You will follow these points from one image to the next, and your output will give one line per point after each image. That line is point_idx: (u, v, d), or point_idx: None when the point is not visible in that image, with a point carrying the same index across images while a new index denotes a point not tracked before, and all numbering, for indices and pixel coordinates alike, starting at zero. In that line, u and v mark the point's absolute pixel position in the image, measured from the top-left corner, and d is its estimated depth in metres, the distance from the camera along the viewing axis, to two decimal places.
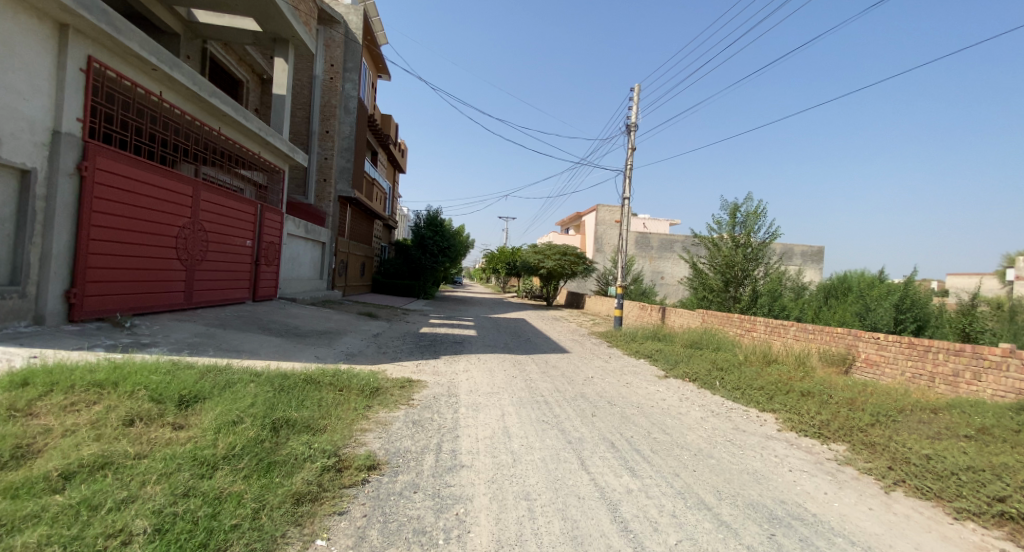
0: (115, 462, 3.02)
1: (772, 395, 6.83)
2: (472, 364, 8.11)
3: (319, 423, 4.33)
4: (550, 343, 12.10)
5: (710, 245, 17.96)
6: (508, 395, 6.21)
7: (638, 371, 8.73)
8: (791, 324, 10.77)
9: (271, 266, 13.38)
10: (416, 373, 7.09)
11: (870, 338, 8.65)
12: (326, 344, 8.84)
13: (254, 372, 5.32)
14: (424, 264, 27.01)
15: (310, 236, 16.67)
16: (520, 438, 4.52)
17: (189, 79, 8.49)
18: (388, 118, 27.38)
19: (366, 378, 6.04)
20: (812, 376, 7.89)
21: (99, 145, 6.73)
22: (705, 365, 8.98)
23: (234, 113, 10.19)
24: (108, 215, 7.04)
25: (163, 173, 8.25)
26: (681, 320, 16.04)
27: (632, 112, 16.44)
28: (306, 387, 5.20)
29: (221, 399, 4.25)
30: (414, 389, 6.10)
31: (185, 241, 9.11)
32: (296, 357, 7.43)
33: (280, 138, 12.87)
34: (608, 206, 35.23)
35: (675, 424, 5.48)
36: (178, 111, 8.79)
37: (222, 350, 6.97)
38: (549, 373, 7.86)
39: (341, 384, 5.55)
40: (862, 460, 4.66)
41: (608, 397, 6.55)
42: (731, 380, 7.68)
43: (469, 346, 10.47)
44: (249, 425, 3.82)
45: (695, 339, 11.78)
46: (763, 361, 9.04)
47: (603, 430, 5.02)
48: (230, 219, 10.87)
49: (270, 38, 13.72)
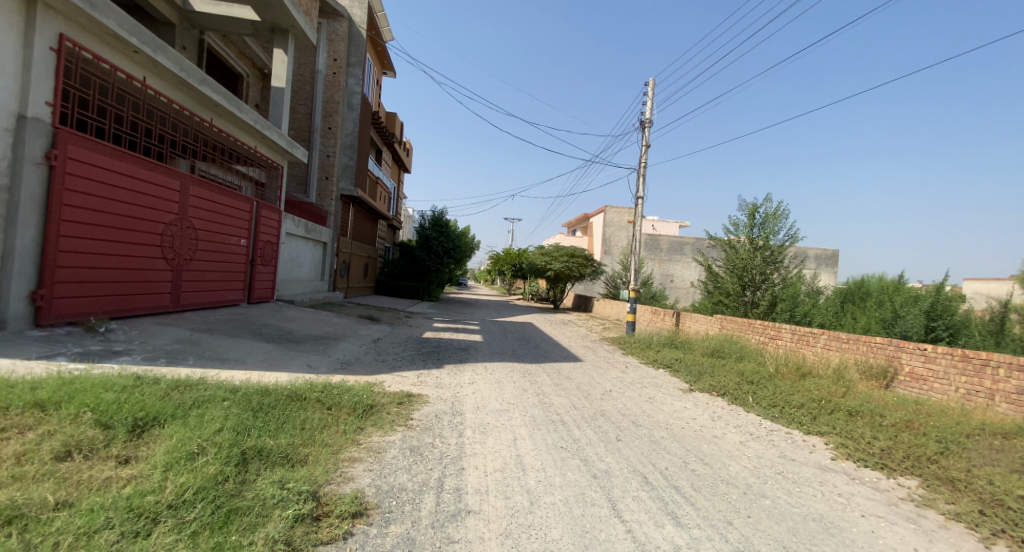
0: (28, 517, 2.34)
1: (816, 414, 6.08)
2: (479, 375, 7.42)
3: (300, 453, 3.65)
4: (561, 350, 11.37)
5: (727, 248, 17.16)
6: (519, 413, 5.50)
7: (659, 384, 7.97)
8: (822, 332, 9.96)
9: (267, 265, 12.74)
10: (417, 385, 6.39)
11: (915, 349, 7.82)
12: (322, 351, 8.19)
13: (230, 387, 4.64)
14: (429, 266, 26.40)
15: (310, 236, 16.04)
16: (538, 472, 3.82)
17: (176, 65, 7.87)
18: (393, 116, 26.86)
19: (360, 393, 5.34)
20: (855, 391, 7.10)
21: (70, 132, 6.11)
22: (733, 377, 8.23)
23: (227, 103, 9.54)
24: (82, 209, 6.43)
25: (146, 165, 7.63)
26: (698, 326, 15.25)
27: (647, 108, 15.71)
28: (292, 405, 4.52)
29: (187, 422, 3.58)
30: (414, 406, 5.39)
31: (171, 240, 8.48)
32: (286, 366, 6.77)
33: (279, 133, 12.21)
34: (616, 207, 34.42)
35: (713, 451, 4.76)
36: (164, 99, 8.17)
37: (205, 358, 6.31)
38: (563, 386, 7.13)
39: (330, 401, 4.85)
40: (945, 502, 3.91)
41: (631, 416, 5.83)
42: (765, 396, 6.93)
43: (475, 354, 9.78)
44: (211, 459, 3.14)
45: (715, 347, 11.00)
46: (797, 374, 8.25)
47: (632, 460, 4.29)
48: (223, 216, 10.23)
49: (269, 28, 13.17)
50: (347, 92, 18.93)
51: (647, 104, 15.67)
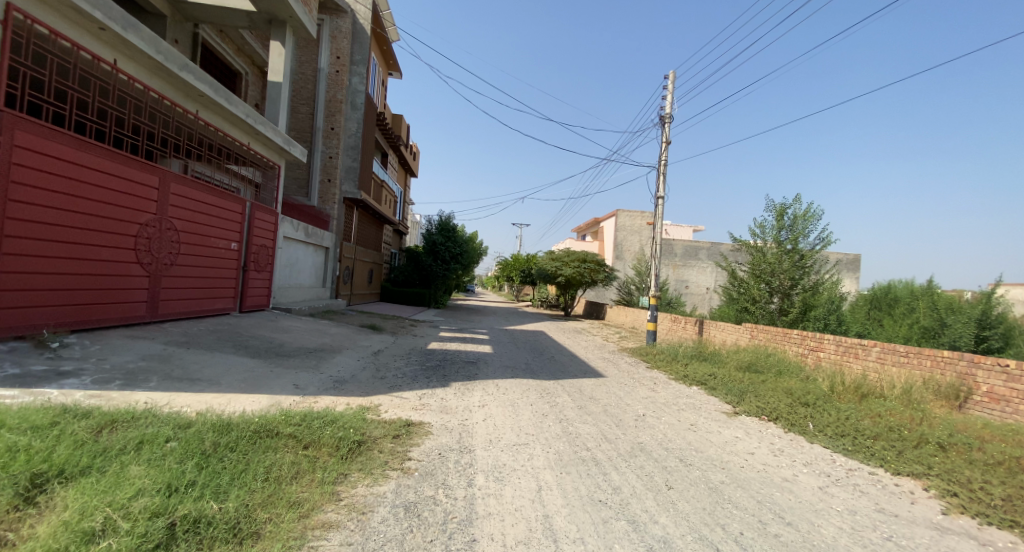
0: None
1: (901, 448, 4.99)
2: (489, 396, 6.44)
3: (256, 519, 2.70)
4: (579, 363, 10.35)
5: (753, 252, 16.06)
6: (541, 449, 4.50)
7: (697, 406, 6.90)
8: (874, 343, 8.84)
9: (262, 271, 11.88)
10: (418, 410, 5.44)
11: (995, 366, 6.74)
12: (313, 367, 7.24)
13: (182, 421, 3.69)
14: (435, 272, 25.53)
15: (310, 240, 15.21)
16: (574, 545, 2.82)
17: (152, 47, 7.06)
18: (399, 118, 26.21)
19: (348, 425, 4.37)
20: (934, 416, 5.98)
21: (18, 115, 5.26)
22: (782, 396, 7.19)
23: (213, 93, 8.72)
24: (32, 205, 5.59)
25: (116, 158, 6.81)
26: (723, 335, 14.16)
27: (667, 102, 14.73)
28: (257, 445, 3.57)
29: (100, 481, 2.66)
30: (414, 439, 4.42)
31: (147, 242, 7.62)
32: (268, 386, 5.82)
33: (275, 129, 11.40)
34: (628, 211, 33.40)
35: (793, 504, 3.74)
36: (140, 85, 7.35)
37: (171, 379, 5.38)
38: (589, 409, 6.13)
39: (308, 437, 3.89)
40: None
41: (676, 450, 4.82)
42: (828, 422, 5.87)
43: (484, 369, 8.78)
44: (115, 542, 2.20)
45: (750, 360, 9.92)
46: (857, 394, 7.11)
47: (694, 521, 3.29)
48: (210, 217, 9.40)
49: (266, 20, 12.34)
50: (351, 91, 18.18)
51: (667, 98, 14.71)
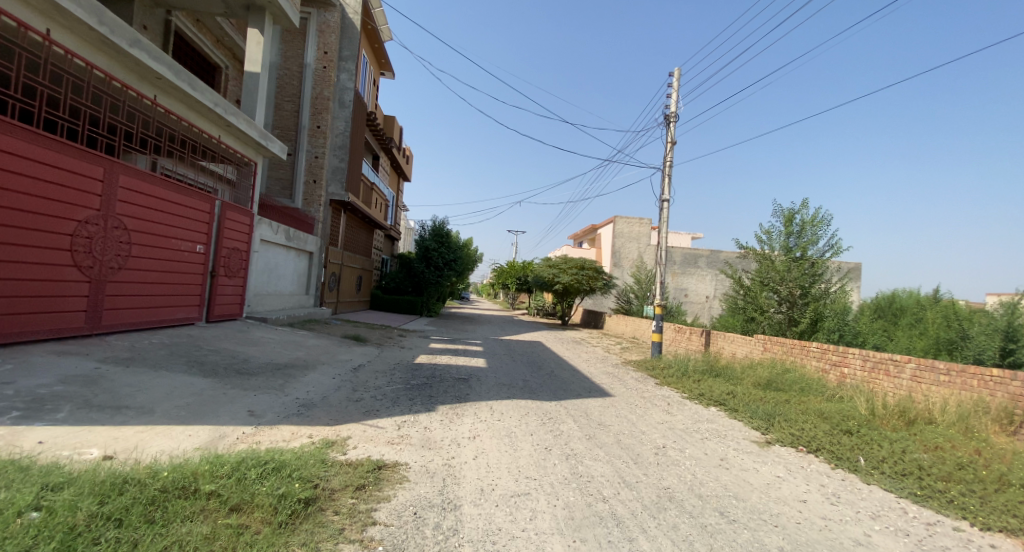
0: None
1: (985, 493, 4.09)
2: (482, 423, 5.50)
3: None
4: (581, 380, 9.40)
5: (760, 259, 15.20)
6: (546, 501, 3.54)
7: (723, 433, 5.98)
8: (908, 360, 7.97)
9: (233, 277, 10.86)
10: (397, 445, 4.49)
11: None
12: (277, 388, 6.24)
13: (56, 482, 2.67)
14: (427, 278, 24.55)
15: (291, 244, 14.18)
16: None
17: (94, 16, 6.14)
18: (391, 120, 25.34)
19: (298, 472, 3.39)
20: (1001, 448, 5.10)
21: None
22: (815, 421, 6.30)
23: (173, 76, 7.78)
24: None
25: (52, 144, 5.87)
26: (732, 347, 13.28)
27: (672, 100, 13.95)
28: (159, 514, 2.57)
29: None
30: (382, 493, 3.43)
31: (88, 242, 6.62)
32: (215, 414, 4.82)
33: (249, 122, 10.43)
34: (625, 218, 32.73)
35: None
36: (81, 62, 6.41)
37: (91, 407, 4.38)
38: (599, 440, 5.20)
39: (238, 497, 2.90)
40: None
41: (712, 499, 3.89)
42: (882, 457, 4.97)
43: (476, 386, 7.83)
44: None
45: (769, 377, 9.03)
46: (903, 420, 6.22)
47: None
48: (170, 216, 8.39)
49: (242, 5, 11.44)
50: (338, 89, 17.26)
51: (671, 96, 13.95)
